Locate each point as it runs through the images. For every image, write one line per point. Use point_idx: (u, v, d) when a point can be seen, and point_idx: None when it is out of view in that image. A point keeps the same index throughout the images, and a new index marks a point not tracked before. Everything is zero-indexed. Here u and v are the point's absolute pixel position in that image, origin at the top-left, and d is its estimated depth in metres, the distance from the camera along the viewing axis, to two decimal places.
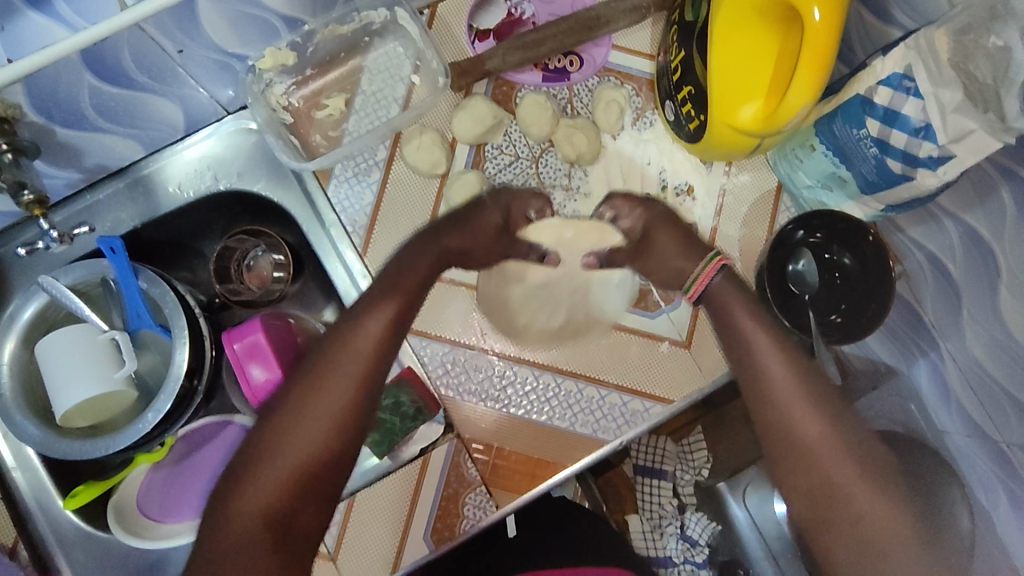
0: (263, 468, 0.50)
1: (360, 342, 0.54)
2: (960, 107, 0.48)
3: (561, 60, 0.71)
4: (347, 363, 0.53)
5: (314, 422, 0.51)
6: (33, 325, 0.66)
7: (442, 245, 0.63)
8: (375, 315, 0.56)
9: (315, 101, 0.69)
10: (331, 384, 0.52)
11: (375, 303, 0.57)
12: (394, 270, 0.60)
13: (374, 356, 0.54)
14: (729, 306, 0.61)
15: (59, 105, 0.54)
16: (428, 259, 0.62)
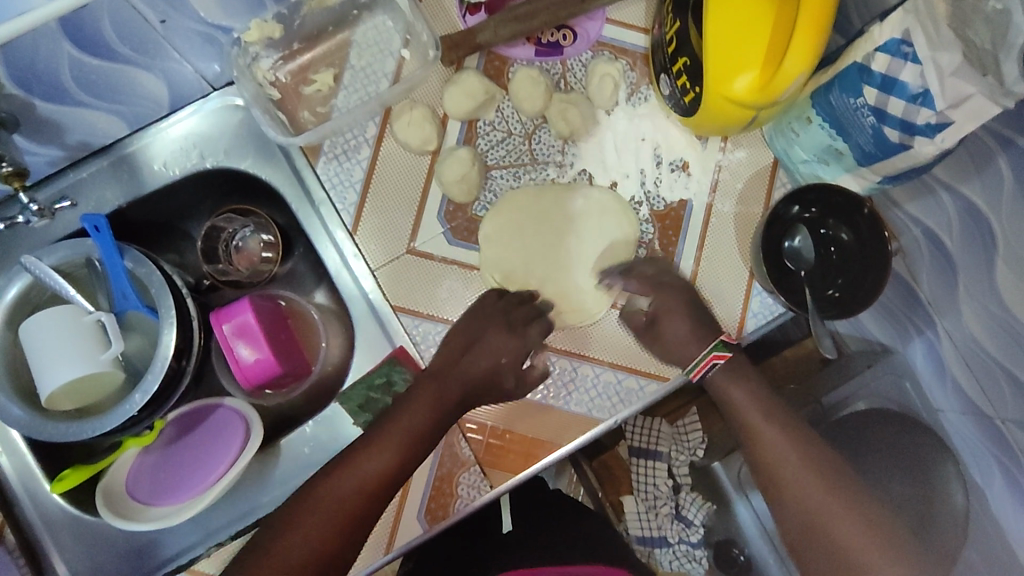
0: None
1: (354, 483, 0.55)
2: (959, 70, 0.47)
3: (554, 33, 0.70)
4: (339, 500, 0.55)
5: (295, 550, 0.52)
6: (17, 306, 0.64)
7: (464, 383, 0.62)
8: (380, 454, 0.57)
9: (303, 76, 0.68)
10: (320, 513, 0.54)
11: (382, 441, 0.57)
12: (402, 409, 0.59)
13: (366, 498, 0.56)
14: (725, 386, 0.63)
15: (39, 78, 0.53)
16: (447, 403, 0.61)
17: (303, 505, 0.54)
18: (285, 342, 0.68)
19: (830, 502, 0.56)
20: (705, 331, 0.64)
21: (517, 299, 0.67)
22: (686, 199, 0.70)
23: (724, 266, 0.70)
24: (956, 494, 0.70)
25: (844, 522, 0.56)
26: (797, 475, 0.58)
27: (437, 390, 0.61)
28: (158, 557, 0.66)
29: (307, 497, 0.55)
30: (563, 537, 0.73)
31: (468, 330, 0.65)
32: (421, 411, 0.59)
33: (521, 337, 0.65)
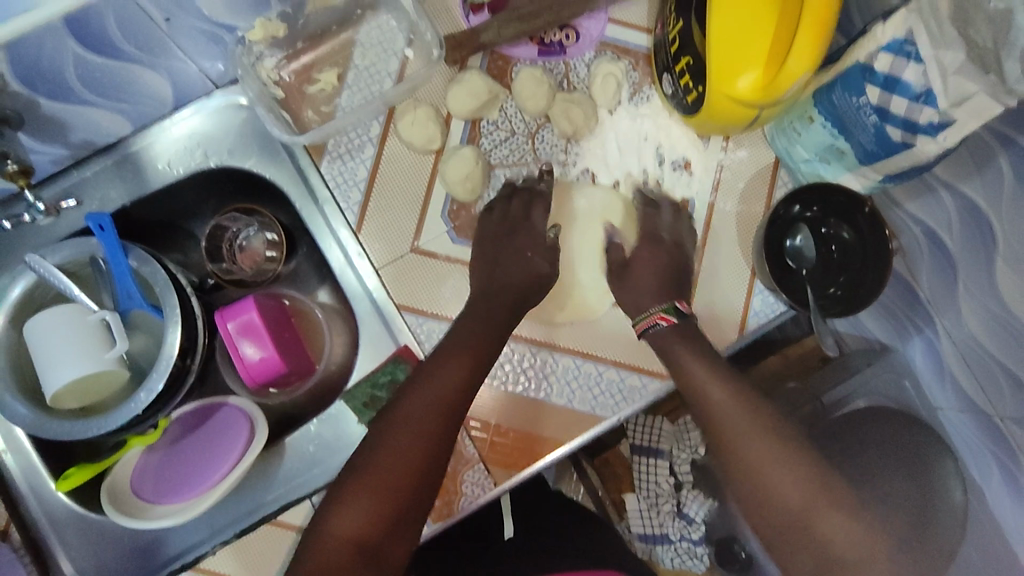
0: (350, 505, 0.53)
1: (432, 397, 0.58)
2: (962, 69, 0.48)
3: (557, 33, 0.70)
4: (422, 417, 0.57)
5: (393, 466, 0.55)
6: (21, 305, 0.64)
7: (510, 293, 0.65)
8: (446, 371, 0.59)
9: (307, 75, 0.68)
10: (409, 427, 0.56)
11: (447, 360, 0.60)
12: (457, 332, 0.63)
13: (448, 407, 0.58)
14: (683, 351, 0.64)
15: (43, 76, 0.53)
16: (499, 312, 0.64)
17: (389, 427, 0.56)
18: (289, 341, 0.69)
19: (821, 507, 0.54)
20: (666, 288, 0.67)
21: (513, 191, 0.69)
22: (689, 198, 0.71)
23: (725, 267, 0.70)
24: (955, 491, 0.71)
25: (835, 525, 0.53)
26: (784, 479, 0.55)
27: (485, 310, 0.64)
28: (162, 555, 0.66)
29: (391, 418, 0.57)
30: (563, 543, 0.73)
31: (489, 236, 0.68)
32: (475, 329, 0.62)
33: (529, 230, 0.68)
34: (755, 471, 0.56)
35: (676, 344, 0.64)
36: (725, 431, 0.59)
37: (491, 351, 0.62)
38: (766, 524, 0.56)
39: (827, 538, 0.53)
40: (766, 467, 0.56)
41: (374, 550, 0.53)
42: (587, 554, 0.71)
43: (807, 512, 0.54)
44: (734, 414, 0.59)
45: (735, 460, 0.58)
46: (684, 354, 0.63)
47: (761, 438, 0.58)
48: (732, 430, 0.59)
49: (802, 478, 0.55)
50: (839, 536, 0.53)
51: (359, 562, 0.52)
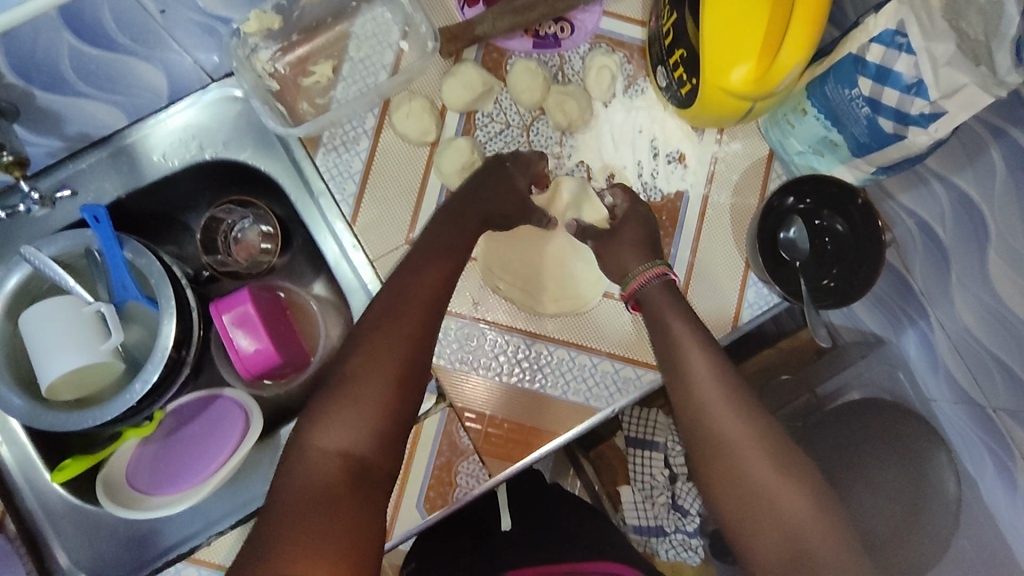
0: (333, 418, 0.52)
1: (410, 307, 0.57)
2: (952, 60, 0.48)
3: (551, 26, 0.70)
4: (402, 326, 0.56)
5: (379, 374, 0.53)
6: (15, 296, 0.64)
7: (484, 209, 0.65)
8: (422, 282, 0.59)
9: (302, 67, 0.68)
10: (390, 337, 0.55)
11: (419, 273, 0.59)
12: (428, 249, 0.62)
13: (426, 319, 0.57)
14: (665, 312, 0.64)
15: (39, 68, 0.53)
16: (474, 227, 0.64)
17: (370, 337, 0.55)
18: (284, 333, 0.69)
19: (803, 511, 0.53)
20: (651, 250, 0.67)
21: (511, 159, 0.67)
22: (682, 191, 0.71)
23: (719, 260, 0.71)
24: (948, 482, 0.72)
25: (816, 530, 0.52)
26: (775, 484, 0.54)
27: (455, 229, 0.64)
28: (158, 545, 0.66)
29: (369, 331, 0.56)
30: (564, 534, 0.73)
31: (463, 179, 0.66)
32: (446, 248, 0.62)
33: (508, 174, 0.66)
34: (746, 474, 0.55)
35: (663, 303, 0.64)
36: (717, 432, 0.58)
37: (460, 267, 0.62)
38: (745, 529, 0.55)
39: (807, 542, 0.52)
40: (752, 467, 0.55)
41: (362, 461, 0.51)
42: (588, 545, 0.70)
43: (790, 515, 0.53)
44: (723, 413, 0.58)
45: (726, 462, 0.56)
46: (670, 312, 0.64)
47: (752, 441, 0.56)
48: (720, 429, 0.57)
49: (787, 482, 0.55)
50: (819, 541, 0.52)
51: (349, 472, 0.50)
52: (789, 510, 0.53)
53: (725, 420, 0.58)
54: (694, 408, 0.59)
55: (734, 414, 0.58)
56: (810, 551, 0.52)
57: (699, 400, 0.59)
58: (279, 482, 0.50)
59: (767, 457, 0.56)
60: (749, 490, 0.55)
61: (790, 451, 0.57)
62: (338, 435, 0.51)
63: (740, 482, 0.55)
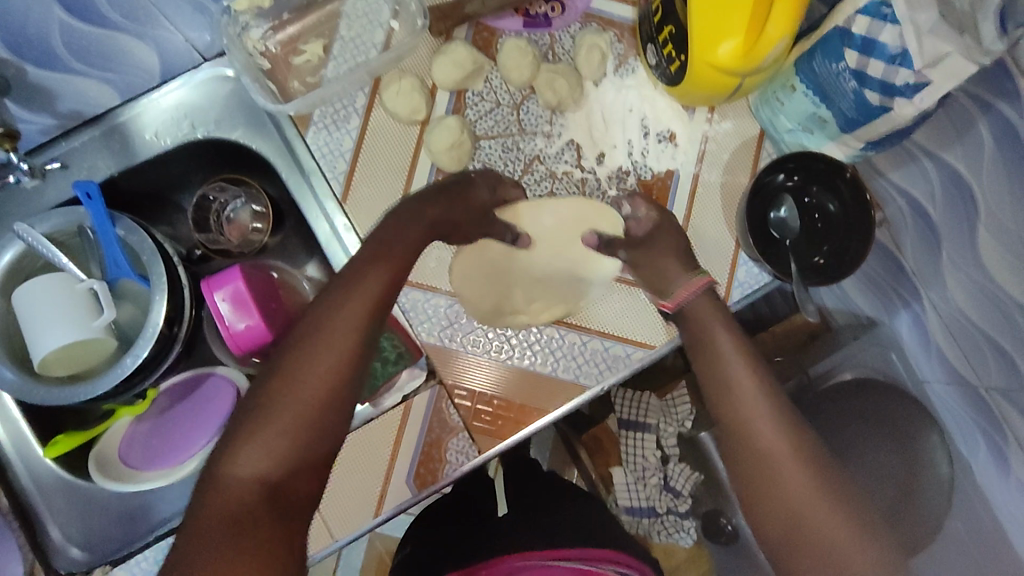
0: (253, 439, 0.49)
1: (348, 329, 0.53)
2: (936, 28, 0.48)
3: (542, 5, 0.71)
4: (337, 339, 0.52)
5: (302, 406, 0.50)
6: (8, 273, 0.65)
7: (428, 216, 0.63)
8: (359, 290, 0.55)
9: (292, 46, 0.68)
10: (313, 373, 0.51)
11: (359, 278, 0.56)
12: (357, 271, 0.57)
13: (357, 352, 0.54)
14: (703, 316, 0.65)
15: (30, 43, 0.61)
16: (417, 231, 0.62)
17: (288, 371, 0.52)
18: (276, 312, 0.69)
19: (814, 495, 0.54)
20: (686, 260, 0.68)
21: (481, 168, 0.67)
22: (673, 170, 0.71)
23: (710, 239, 0.71)
24: (941, 463, 0.73)
25: (827, 513, 0.54)
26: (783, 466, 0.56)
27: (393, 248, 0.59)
28: (152, 520, 0.67)
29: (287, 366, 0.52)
30: (562, 518, 0.73)
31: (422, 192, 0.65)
32: (377, 268, 0.58)
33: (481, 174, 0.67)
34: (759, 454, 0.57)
35: (704, 309, 0.65)
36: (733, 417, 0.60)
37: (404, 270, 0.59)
38: (760, 510, 0.56)
39: (818, 523, 0.53)
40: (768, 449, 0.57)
41: (283, 482, 0.49)
42: (580, 531, 0.70)
43: (802, 499, 0.54)
44: (749, 397, 0.59)
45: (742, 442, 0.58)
46: (714, 323, 0.64)
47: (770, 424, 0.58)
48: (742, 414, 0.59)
49: (801, 465, 0.56)
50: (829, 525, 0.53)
51: (267, 496, 0.48)
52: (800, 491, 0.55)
53: (748, 404, 0.59)
54: (721, 392, 0.61)
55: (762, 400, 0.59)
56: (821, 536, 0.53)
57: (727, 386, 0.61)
58: (192, 510, 0.48)
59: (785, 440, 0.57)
60: (759, 470, 0.56)
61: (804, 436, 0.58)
62: (259, 455, 0.49)
63: (751, 457, 0.57)
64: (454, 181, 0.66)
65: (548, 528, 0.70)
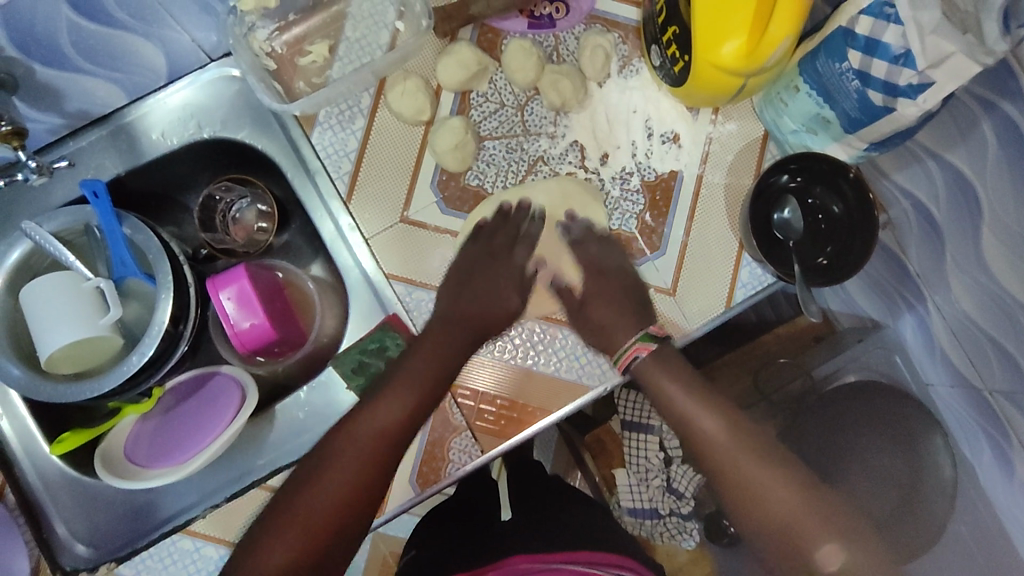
0: (274, 537, 0.56)
1: (375, 432, 0.60)
2: (938, 28, 0.48)
3: (546, 6, 0.71)
4: (363, 443, 0.60)
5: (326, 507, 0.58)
6: (17, 270, 0.65)
7: (474, 321, 0.66)
8: (387, 405, 0.61)
9: (298, 47, 0.69)
10: (315, 492, 0.58)
11: (388, 393, 0.62)
12: (380, 398, 0.62)
13: (360, 488, 0.59)
14: (660, 384, 0.64)
15: (38, 41, 0.58)
16: (461, 345, 0.65)
17: (299, 491, 0.59)
18: (280, 310, 0.70)
19: (807, 512, 0.58)
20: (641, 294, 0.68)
21: (498, 222, 0.69)
22: (677, 170, 0.71)
23: (714, 240, 0.70)
24: (944, 465, 0.72)
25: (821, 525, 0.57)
26: (762, 476, 0.59)
27: (412, 378, 0.62)
28: (156, 518, 0.67)
29: (302, 482, 0.59)
30: (567, 523, 0.73)
31: (465, 263, 0.68)
32: (393, 403, 0.61)
33: (507, 260, 0.69)
34: (739, 477, 0.60)
35: (658, 378, 0.64)
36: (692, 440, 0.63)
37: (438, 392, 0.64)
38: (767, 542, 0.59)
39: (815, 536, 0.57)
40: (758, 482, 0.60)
41: None
42: (583, 533, 0.71)
43: (801, 522, 0.57)
44: (724, 441, 0.61)
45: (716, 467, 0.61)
46: (666, 381, 0.64)
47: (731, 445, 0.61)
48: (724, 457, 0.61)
49: (790, 489, 0.59)
50: (830, 540, 0.56)
51: None
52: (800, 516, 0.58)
53: (727, 447, 0.61)
54: (699, 442, 0.63)
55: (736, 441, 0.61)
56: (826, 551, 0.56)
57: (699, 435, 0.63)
58: None
59: (770, 469, 0.60)
60: (748, 492, 0.59)
61: (768, 446, 0.62)
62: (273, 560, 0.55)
63: (732, 476, 0.60)
64: (490, 258, 0.68)
65: (542, 536, 0.69)
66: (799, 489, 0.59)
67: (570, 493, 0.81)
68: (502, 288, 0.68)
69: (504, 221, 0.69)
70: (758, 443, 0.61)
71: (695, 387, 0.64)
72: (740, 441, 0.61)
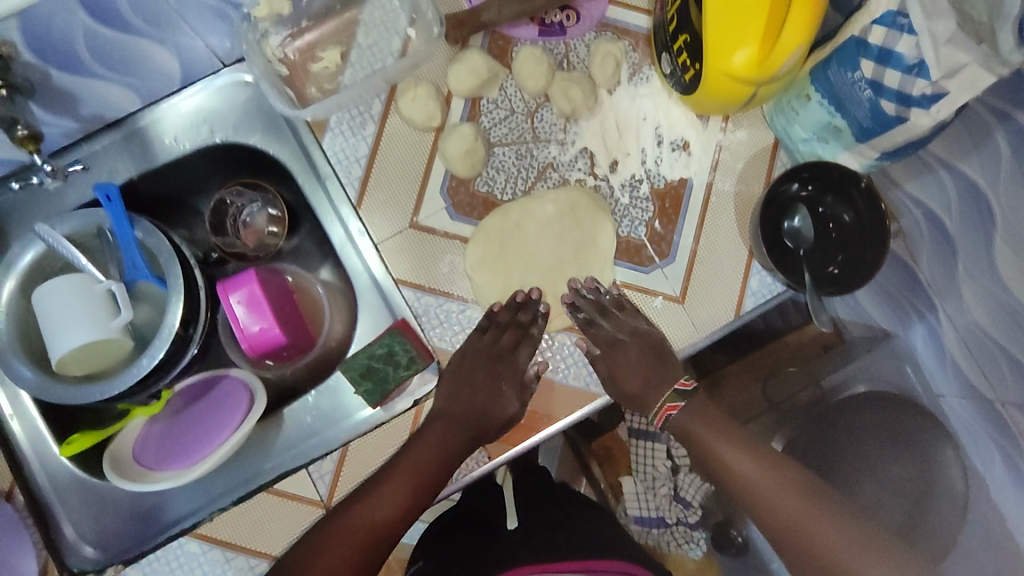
0: None
1: (373, 518, 0.61)
2: (953, 38, 0.48)
3: (557, 14, 0.71)
4: (359, 528, 0.61)
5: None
6: (30, 272, 0.66)
7: (473, 426, 0.66)
8: (391, 494, 0.62)
9: (311, 54, 0.69)
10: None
11: (389, 482, 0.62)
12: (379, 488, 0.62)
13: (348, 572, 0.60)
14: (679, 421, 0.68)
15: (54, 48, 0.63)
16: (457, 443, 0.65)
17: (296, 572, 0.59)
18: (290, 315, 0.70)
19: (812, 516, 0.58)
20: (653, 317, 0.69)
21: (508, 320, 0.69)
22: (687, 177, 0.70)
23: (724, 248, 0.70)
24: (955, 478, 0.71)
25: (826, 528, 0.57)
26: (768, 486, 0.60)
27: (410, 474, 0.63)
28: (162, 520, 0.67)
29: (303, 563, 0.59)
30: (571, 529, 0.73)
31: (466, 360, 0.68)
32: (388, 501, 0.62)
33: (512, 362, 0.69)
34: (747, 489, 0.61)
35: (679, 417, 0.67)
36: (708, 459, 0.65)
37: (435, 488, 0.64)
38: (785, 551, 0.59)
39: (823, 539, 0.56)
40: (767, 493, 0.60)
41: None
42: (591, 541, 0.71)
43: (806, 526, 0.57)
44: (733, 457, 0.63)
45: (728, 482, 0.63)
46: (691, 421, 0.67)
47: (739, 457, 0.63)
48: (733, 472, 0.63)
49: (797, 497, 0.59)
50: (835, 542, 0.56)
51: None
52: (804, 520, 0.58)
53: (734, 462, 0.63)
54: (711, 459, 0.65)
55: (743, 454, 0.63)
56: (832, 552, 0.56)
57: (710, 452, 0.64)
58: None
59: (775, 478, 0.61)
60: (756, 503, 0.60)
61: (779, 459, 0.63)
62: None
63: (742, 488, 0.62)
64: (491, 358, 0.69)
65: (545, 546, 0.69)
66: (803, 497, 0.59)
67: (576, 502, 0.81)
68: (501, 395, 0.68)
69: (513, 318, 0.69)
70: (769, 457, 0.63)
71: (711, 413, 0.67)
72: (751, 457, 0.63)
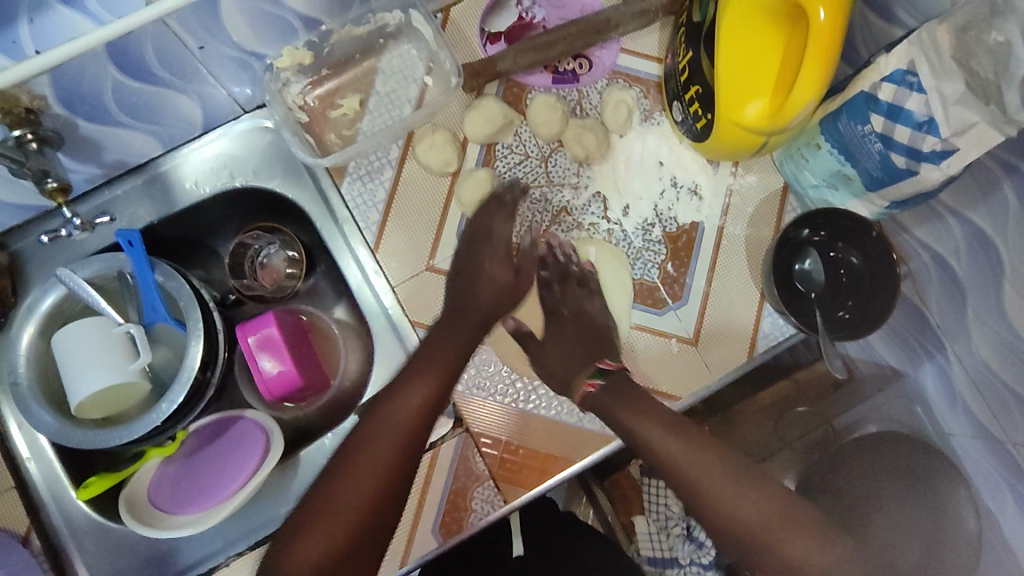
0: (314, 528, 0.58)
1: (401, 417, 0.62)
2: (962, 99, 0.49)
3: (570, 62, 0.73)
4: (387, 427, 0.61)
5: (357, 492, 0.59)
6: (49, 316, 0.66)
7: (474, 318, 0.67)
8: (416, 389, 0.63)
9: (329, 101, 0.71)
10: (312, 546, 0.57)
11: (412, 379, 0.63)
12: (403, 386, 0.63)
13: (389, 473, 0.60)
14: (621, 417, 0.63)
15: (82, 99, 0.56)
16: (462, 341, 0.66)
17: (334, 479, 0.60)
18: (305, 355, 0.71)
19: (780, 531, 0.57)
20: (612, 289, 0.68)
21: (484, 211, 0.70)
22: (698, 222, 0.72)
23: (736, 292, 0.71)
24: (967, 519, 0.70)
25: (800, 548, 0.56)
26: (735, 502, 0.59)
27: (381, 455, 0.60)
28: (178, 564, 0.67)
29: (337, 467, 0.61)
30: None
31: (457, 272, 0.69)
32: (377, 446, 0.61)
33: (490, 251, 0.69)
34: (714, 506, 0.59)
35: (617, 408, 0.64)
36: (671, 472, 0.62)
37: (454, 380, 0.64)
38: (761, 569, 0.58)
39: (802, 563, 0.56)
40: (739, 510, 0.59)
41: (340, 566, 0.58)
42: None
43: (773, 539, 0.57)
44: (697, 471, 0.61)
45: (695, 496, 0.60)
46: (632, 411, 0.63)
47: (707, 472, 0.60)
48: (704, 488, 0.60)
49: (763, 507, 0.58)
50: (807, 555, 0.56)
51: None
52: (773, 535, 0.57)
53: (707, 484, 0.60)
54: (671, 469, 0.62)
55: (713, 467, 0.61)
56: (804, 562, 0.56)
57: (674, 468, 0.62)
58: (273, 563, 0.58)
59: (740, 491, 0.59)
60: (723, 517, 0.59)
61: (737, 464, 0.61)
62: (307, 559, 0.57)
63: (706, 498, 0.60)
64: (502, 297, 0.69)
65: None
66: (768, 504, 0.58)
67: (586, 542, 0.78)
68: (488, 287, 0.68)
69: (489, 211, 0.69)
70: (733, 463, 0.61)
71: (665, 415, 0.64)
72: (715, 466, 0.61)
